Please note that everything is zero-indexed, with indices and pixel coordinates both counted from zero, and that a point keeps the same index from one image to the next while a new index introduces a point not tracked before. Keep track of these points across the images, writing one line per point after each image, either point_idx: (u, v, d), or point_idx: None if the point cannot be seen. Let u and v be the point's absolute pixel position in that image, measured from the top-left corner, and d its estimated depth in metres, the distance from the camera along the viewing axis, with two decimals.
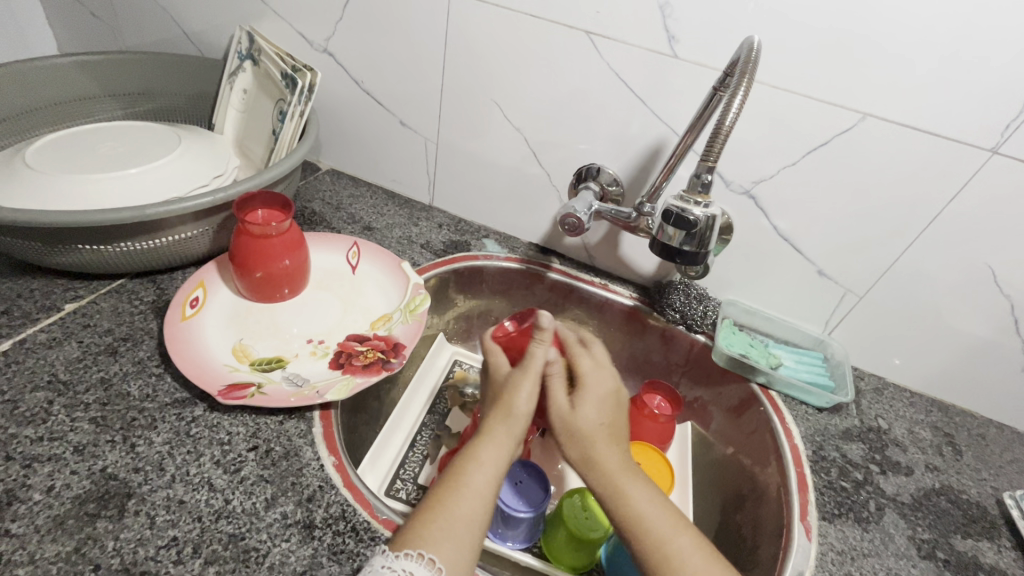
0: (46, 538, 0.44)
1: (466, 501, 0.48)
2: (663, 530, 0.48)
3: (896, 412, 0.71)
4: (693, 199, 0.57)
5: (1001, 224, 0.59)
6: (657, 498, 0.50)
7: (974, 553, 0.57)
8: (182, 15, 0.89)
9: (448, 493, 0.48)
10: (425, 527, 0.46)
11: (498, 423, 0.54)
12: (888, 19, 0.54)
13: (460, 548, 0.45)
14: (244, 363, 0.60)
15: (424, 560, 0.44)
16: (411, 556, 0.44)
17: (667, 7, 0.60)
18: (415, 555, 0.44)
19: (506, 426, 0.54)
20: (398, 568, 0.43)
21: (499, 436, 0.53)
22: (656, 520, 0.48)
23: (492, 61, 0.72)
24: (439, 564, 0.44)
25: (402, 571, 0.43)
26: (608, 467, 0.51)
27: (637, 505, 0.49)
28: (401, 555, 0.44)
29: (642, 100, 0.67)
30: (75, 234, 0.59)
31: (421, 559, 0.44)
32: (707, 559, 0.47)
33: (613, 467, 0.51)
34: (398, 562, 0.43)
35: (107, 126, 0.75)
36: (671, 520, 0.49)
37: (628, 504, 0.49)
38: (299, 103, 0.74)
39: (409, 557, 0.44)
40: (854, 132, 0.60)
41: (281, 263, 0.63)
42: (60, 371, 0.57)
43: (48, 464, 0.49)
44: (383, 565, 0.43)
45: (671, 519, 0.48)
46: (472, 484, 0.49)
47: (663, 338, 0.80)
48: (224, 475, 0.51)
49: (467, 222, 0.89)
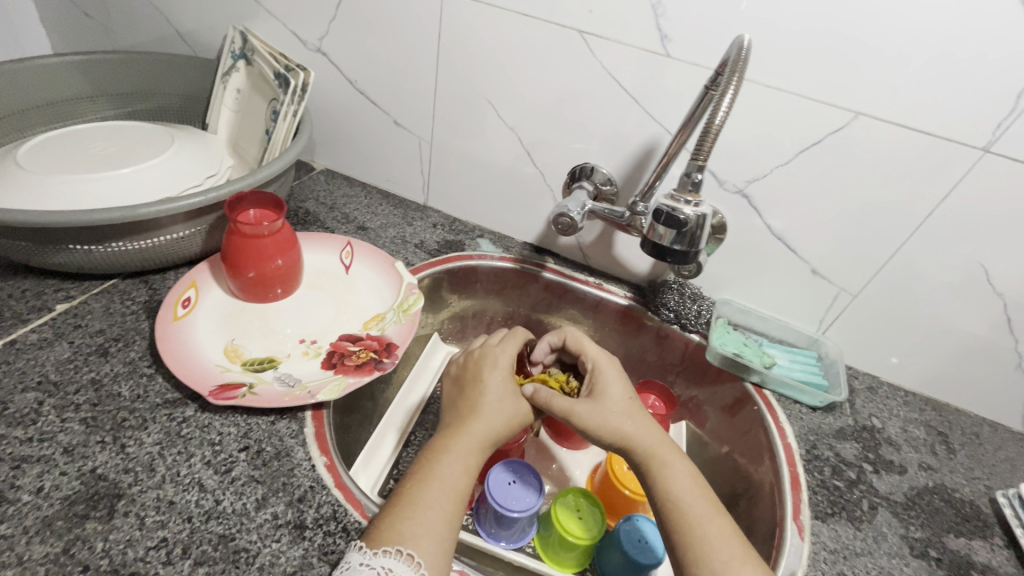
0: (34, 540, 0.44)
1: (442, 493, 0.48)
2: (700, 511, 0.48)
3: (890, 411, 0.71)
4: (683, 198, 0.57)
5: (993, 222, 0.59)
6: (694, 480, 0.51)
7: (967, 552, 0.57)
8: (175, 15, 0.89)
9: (418, 486, 0.49)
10: (398, 522, 0.46)
11: (467, 422, 0.54)
12: (880, 18, 0.54)
13: (436, 543, 0.45)
14: (236, 363, 0.60)
15: (402, 556, 0.44)
16: (391, 553, 0.44)
17: (659, 6, 0.60)
18: (394, 552, 0.44)
19: (474, 426, 0.54)
20: (377, 565, 0.43)
21: (470, 434, 0.53)
22: (694, 498, 0.49)
23: (485, 60, 0.72)
24: (418, 558, 0.44)
25: (381, 568, 0.43)
26: (646, 445, 0.53)
27: (674, 484, 0.50)
28: (380, 552, 0.44)
29: (636, 100, 0.67)
30: (66, 235, 0.59)
31: (399, 555, 0.43)
32: (739, 544, 0.46)
33: (649, 449, 0.53)
34: (377, 559, 0.43)
35: (98, 126, 0.75)
36: (708, 500, 0.49)
37: (666, 483, 0.50)
38: (292, 103, 0.73)
39: (387, 554, 0.44)
40: (847, 130, 0.60)
41: (274, 263, 0.63)
42: (50, 372, 0.57)
43: (38, 465, 0.49)
44: (361, 562, 0.43)
45: (711, 500, 0.50)
46: (444, 477, 0.49)
47: (658, 338, 0.80)
48: (215, 476, 0.51)
49: (461, 221, 0.89)
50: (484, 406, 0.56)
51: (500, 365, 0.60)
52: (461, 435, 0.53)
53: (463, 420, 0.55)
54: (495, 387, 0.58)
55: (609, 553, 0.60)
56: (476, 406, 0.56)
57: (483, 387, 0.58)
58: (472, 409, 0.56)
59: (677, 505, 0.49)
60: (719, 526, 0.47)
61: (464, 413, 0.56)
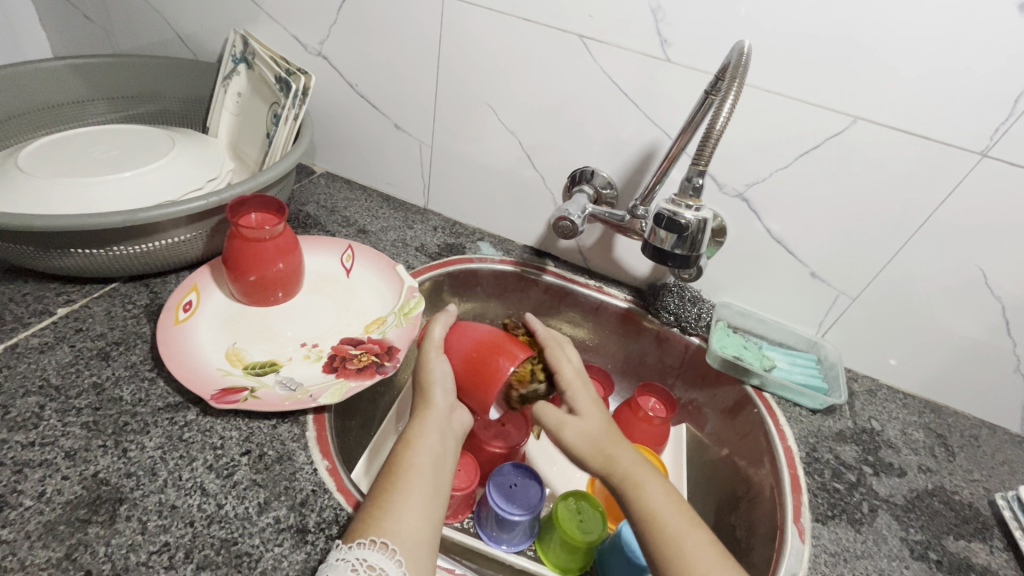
0: (37, 544, 0.44)
1: (414, 482, 0.49)
2: (677, 528, 0.48)
3: (889, 413, 0.72)
4: (684, 203, 0.58)
5: (991, 227, 0.60)
6: (671, 494, 0.51)
7: (967, 554, 0.57)
8: (176, 18, 0.89)
9: (393, 478, 0.49)
10: (374, 514, 0.46)
11: (426, 409, 0.55)
12: (878, 23, 0.54)
13: (411, 533, 0.46)
14: (237, 367, 0.60)
15: (377, 545, 0.44)
16: (365, 544, 0.44)
17: (659, 11, 0.61)
18: (369, 543, 0.44)
19: (431, 413, 0.55)
20: (352, 558, 0.43)
21: (432, 426, 0.54)
22: (669, 514, 0.49)
23: (486, 65, 0.73)
24: (392, 546, 0.44)
25: (356, 559, 0.43)
26: (623, 467, 0.52)
27: (650, 501, 0.50)
28: (354, 545, 0.44)
29: (636, 104, 0.67)
30: (69, 239, 0.59)
31: (374, 545, 0.44)
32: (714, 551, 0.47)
33: (626, 469, 0.52)
34: (352, 552, 0.44)
35: (100, 129, 0.75)
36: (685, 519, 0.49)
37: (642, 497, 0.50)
38: (293, 107, 0.74)
39: (363, 545, 0.44)
40: (846, 135, 0.60)
41: (275, 267, 0.63)
42: (52, 376, 0.57)
43: (40, 469, 0.49)
44: (338, 558, 0.44)
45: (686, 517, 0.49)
46: (416, 466, 0.50)
47: (658, 341, 0.80)
48: (217, 480, 0.51)
49: (462, 224, 0.89)
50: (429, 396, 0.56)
51: (431, 355, 0.59)
52: (425, 425, 0.54)
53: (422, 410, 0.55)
54: (434, 373, 0.57)
55: (610, 557, 0.60)
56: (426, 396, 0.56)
57: (428, 371, 0.57)
58: (423, 400, 0.56)
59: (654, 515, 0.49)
60: (694, 541, 0.47)
61: (419, 403, 0.56)
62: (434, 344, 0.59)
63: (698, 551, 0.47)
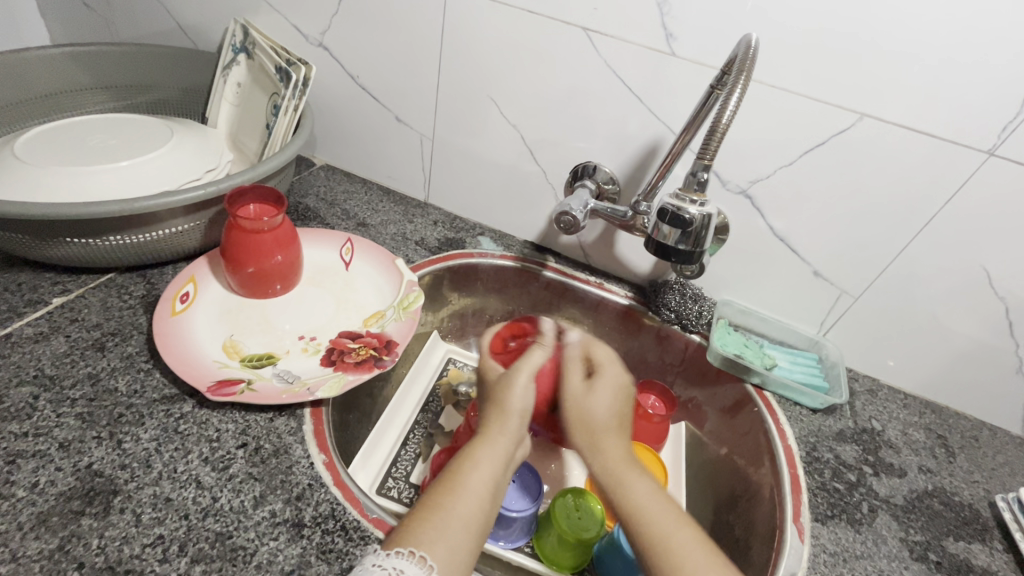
0: (29, 536, 0.44)
1: (466, 503, 0.47)
2: (664, 525, 0.46)
3: (890, 414, 0.71)
4: (689, 198, 0.57)
5: (995, 226, 0.59)
6: (661, 494, 0.50)
7: (966, 555, 0.57)
8: (176, 7, 0.88)
9: (445, 494, 0.47)
10: (416, 526, 0.44)
11: (497, 428, 0.54)
12: (886, 18, 0.53)
13: (451, 551, 0.43)
14: (234, 360, 0.59)
15: (415, 558, 0.42)
16: (403, 554, 0.42)
17: (664, 4, 0.60)
18: (407, 553, 0.42)
19: (499, 426, 0.54)
20: (388, 566, 0.41)
21: (499, 447, 0.52)
22: (656, 515, 0.47)
23: (488, 56, 0.72)
24: (431, 561, 0.42)
25: (393, 569, 0.41)
26: (613, 469, 0.52)
27: (635, 494, 0.49)
28: (391, 553, 0.42)
29: (639, 99, 0.66)
30: (64, 228, 0.58)
31: (411, 557, 0.42)
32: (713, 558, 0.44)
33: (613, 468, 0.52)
34: (389, 560, 0.41)
35: (96, 118, 0.74)
36: (674, 513, 0.48)
37: (627, 497, 0.49)
38: (293, 97, 0.73)
39: (401, 555, 0.42)
40: (851, 132, 0.59)
41: (274, 259, 0.62)
42: (46, 366, 0.56)
43: (33, 460, 0.48)
44: (373, 564, 0.41)
45: (674, 514, 0.48)
46: (473, 487, 0.48)
47: (658, 338, 0.79)
48: (212, 473, 0.50)
49: (462, 219, 0.88)
50: (501, 422, 0.55)
51: (520, 378, 0.58)
52: (489, 447, 0.52)
53: (488, 429, 0.54)
54: (517, 398, 0.56)
55: (609, 554, 0.59)
56: (505, 417, 0.55)
57: (510, 393, 0.57)
58: (498, 417, 0.55)
59: (640, 521, 0.47)
60: (684, 541, 0.45)
61: (490, 421, 0.55)
62: (525, 368, 0.59)
63: (690, 555, 0.44)
